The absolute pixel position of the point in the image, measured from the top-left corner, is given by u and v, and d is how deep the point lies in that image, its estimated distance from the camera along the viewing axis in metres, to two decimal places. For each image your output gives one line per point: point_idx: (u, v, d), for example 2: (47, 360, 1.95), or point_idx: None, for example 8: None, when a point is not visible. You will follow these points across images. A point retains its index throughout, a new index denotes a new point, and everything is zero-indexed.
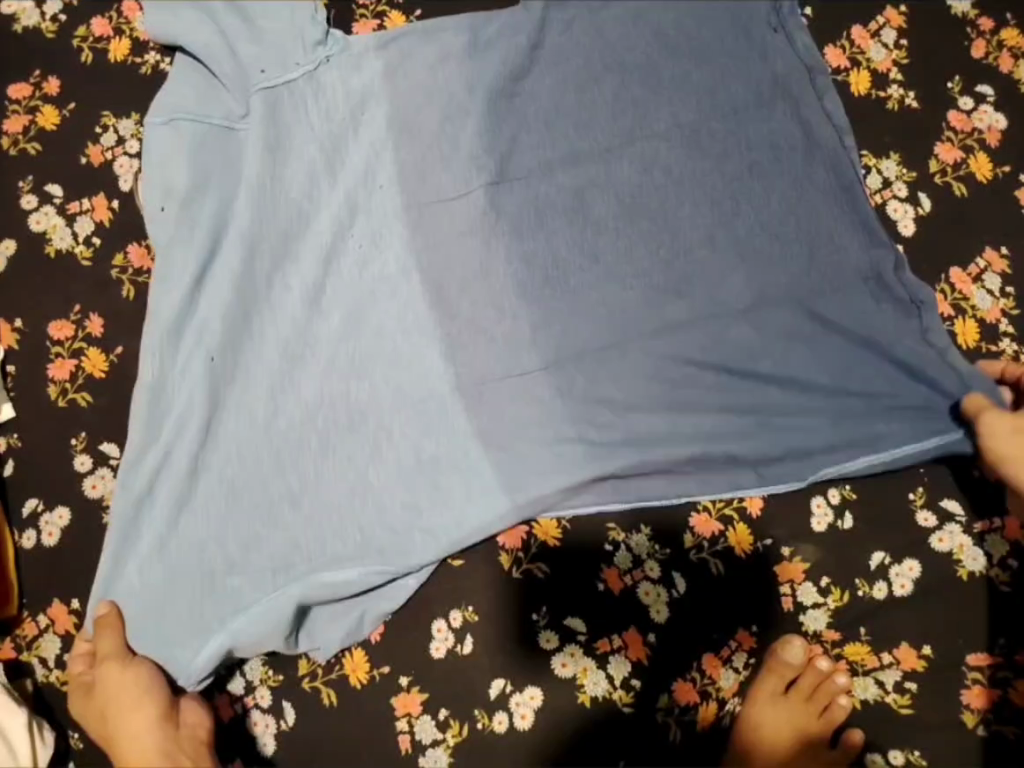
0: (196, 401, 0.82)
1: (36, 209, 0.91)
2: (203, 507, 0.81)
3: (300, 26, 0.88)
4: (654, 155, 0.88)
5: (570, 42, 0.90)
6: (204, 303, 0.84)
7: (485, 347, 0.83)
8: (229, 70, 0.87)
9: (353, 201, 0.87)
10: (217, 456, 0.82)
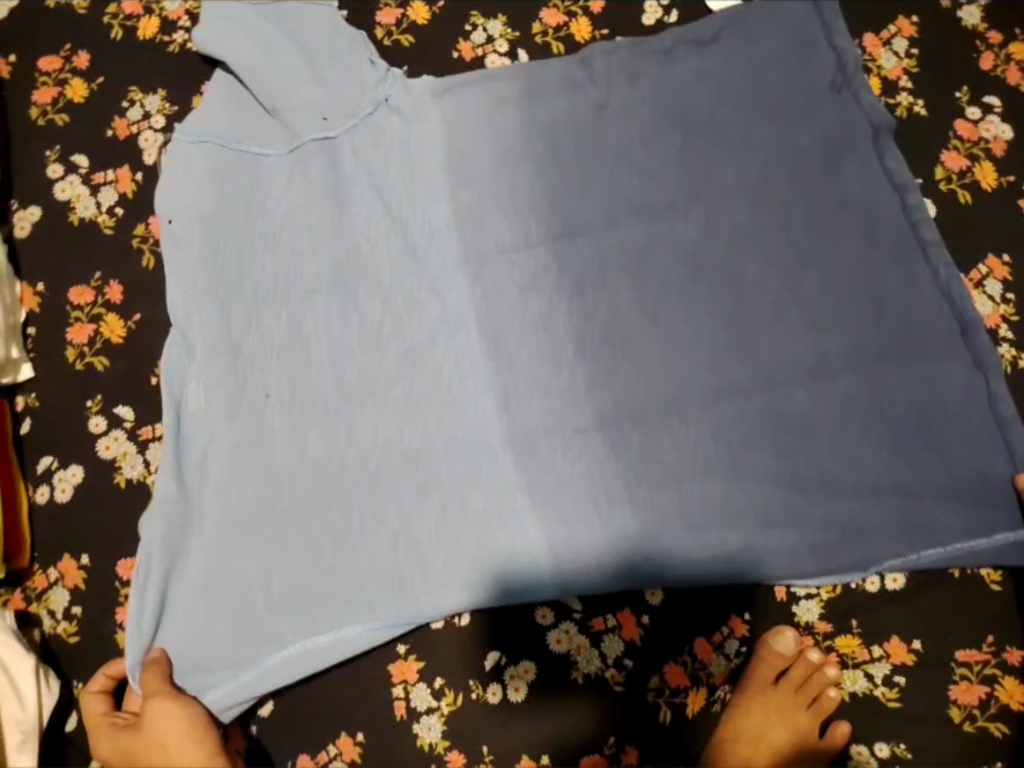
0: (219, 417, 0.84)
1: (62, 178, 0.94)
2: (230, 526, 0.81)
3: (358, 72, 0.94)
4: (664, 171, 0.91)
5: (591, 66, 0.95)
6: (230, 323, 0.87)
7: (507, 349, 0.86)
8: (294, 103, 0.92)
9: (414, 241, 0.90)
10: (235, 472, 0.82)
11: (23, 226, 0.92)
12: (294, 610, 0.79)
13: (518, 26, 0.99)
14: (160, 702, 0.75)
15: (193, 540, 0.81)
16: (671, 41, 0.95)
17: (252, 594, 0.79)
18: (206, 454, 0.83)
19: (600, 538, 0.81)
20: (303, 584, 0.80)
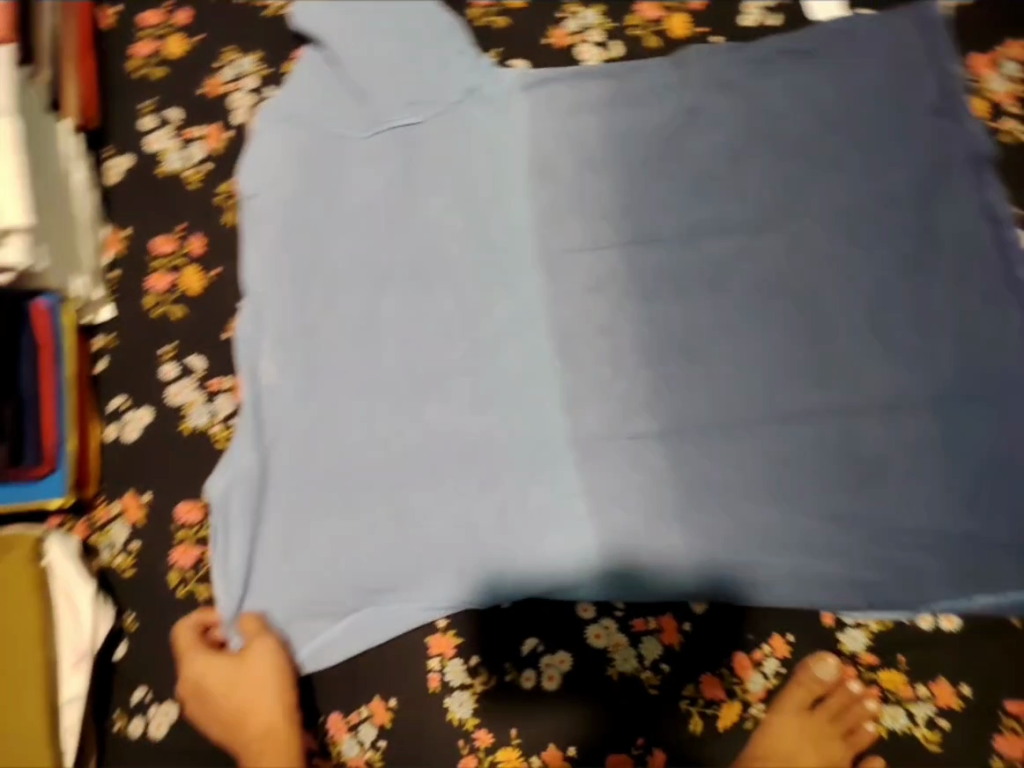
0: (290, 399, 0.85)
1: (153, 130, 0.95)
2: (295, 505, 0.83)
3: (449, 58, 0.91)
4: (751, 186, 0.88)
5: (683, 71, 0.91)
6: (306, 304, 0.88)
7: (576, 343, 0.85)
8: (384, 91, 0.91)
9: (489, 238, 0.88)
10: (303, 453, 0.84)
11: (113, 175, 0.94)
12: (347, 589, 0.81)
13: (615, 17, 0.96)
14: (267, 646, 0.79)
15: (258, 515, 0.83)
16: (773, 45, 0.91)
17: (307, 569, 0.82)
18: (276, 433, 0.85)
19: (652, 556, 0.80)
20: (359, 564, 0.81)
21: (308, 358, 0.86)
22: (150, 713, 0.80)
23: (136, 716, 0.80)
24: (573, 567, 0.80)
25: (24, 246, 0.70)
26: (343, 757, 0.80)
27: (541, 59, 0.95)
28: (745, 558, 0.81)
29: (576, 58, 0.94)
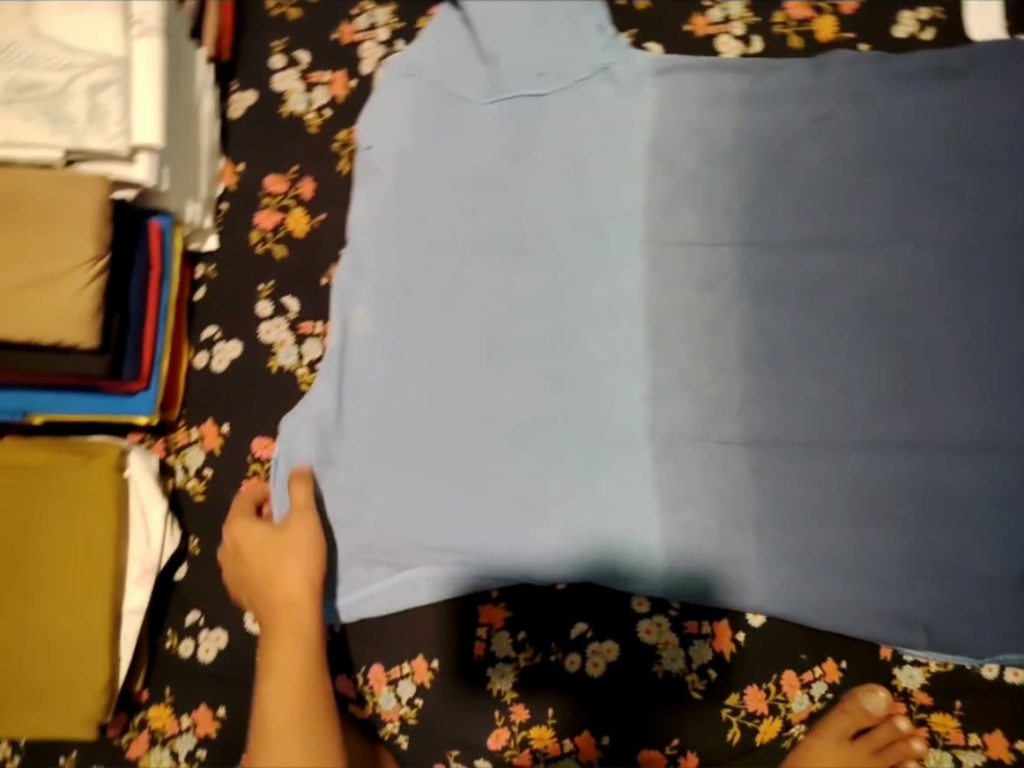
0: (378, 350, 0.86)
1: (282, 70, 0.95)
2: (370, 455, 0.84)
3: (583, 34, 0.90)
4: (874, 203, 0.85)
5: (823, 75, 0.88)
6: (404, 258, 0.88)
7: (669, 336, 0.85)
8: (513, 59, 0.90)
9: (596, 220, 0.88)
10: (383, 405, 0.85)
11: (236, 110, 0.95)
12: (414, 546, 0.81)
13: (760, 12, 0.93)
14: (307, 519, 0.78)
15: (333, 459, 0.84)
16: (920, 59, 0.87)
17: (373, 526, 0.82)
18: (360, 380, 0.85)
19: (717, 560, 0.80)
20: (424, 524, 0.81)
21: (401, 313, 0.87)
22: (202, 637, 0.81)
23: (187, 637, 0.81)
24: (635, 561, 0.80)
25: (151, 163, 0.73)
26: (379, 708, 0.81)
27: (676, 46, 0.93)
28: (807, 576, 0.79)
29: (715, 49, 0.92)
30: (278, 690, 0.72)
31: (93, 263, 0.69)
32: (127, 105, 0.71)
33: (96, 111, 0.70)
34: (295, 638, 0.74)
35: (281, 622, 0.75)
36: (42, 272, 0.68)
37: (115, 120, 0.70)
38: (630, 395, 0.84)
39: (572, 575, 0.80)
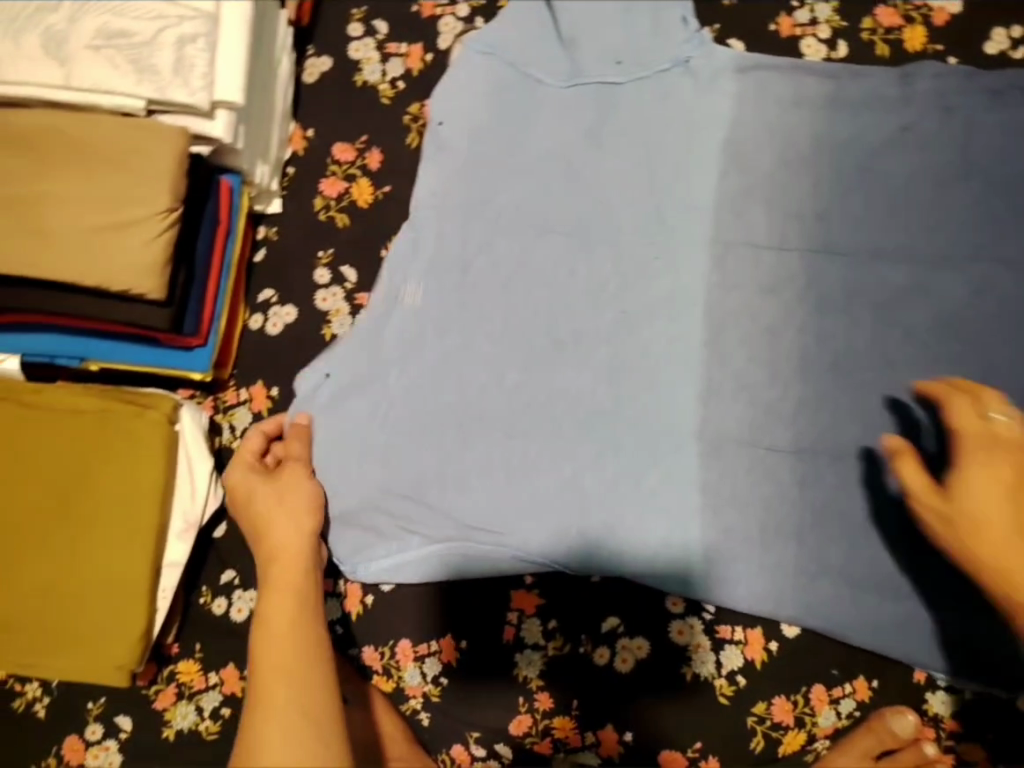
0: (425, 327, 0.85)
1: (359, 38, 0.95)
2: (413, 433, 0.83)
3: (667, 25, 0.90)
4: (949, 220, 0.85)
5: (912, 86, 0.87)
6: (463, 236, 0.88)
7: (726, 337, 0.84)
8: (594, 44, 0.90)
9: (662, 215, 0.87)
10: (430, 381, 0.84)
11: (312, 74, 0.95)
12: (447, 528, 0.81)
13: (849, 15, 0.91)
14: (299, 467, 0.80)
15: (371, 430, 0.83)
16: (1008, 80, 0.86)
17: (405, 504, 0.82)
18: (408, 354, 0.85)
19: (757, 565, 0.79)
20: (460, 502, 0.81)
21: (456, 290, 0.86)
22: (235, 596, 0.81)
23: (221, 596, 0.81)
24: (675, 561, 0.79)
25: (228, 121, 0.74)
26: (403, 683, 0.82)
27: (759, 44, 0.91)
28: (845, 589, 0.78)
29: (799, 51, 0.90)
30: (270, 637, 0.67)
31: (165, 216, 0.69)
32: (212, 60, 0.72)
33: (181, 63, 0.70)
34: (288, 596, 0.70)
35: (273, 573, 0.72)
36: (115, 220, 0.68)
37: (199, 75, 0.71)
38: (681, 393, 0.83)
39: (607, 571, 0.79)
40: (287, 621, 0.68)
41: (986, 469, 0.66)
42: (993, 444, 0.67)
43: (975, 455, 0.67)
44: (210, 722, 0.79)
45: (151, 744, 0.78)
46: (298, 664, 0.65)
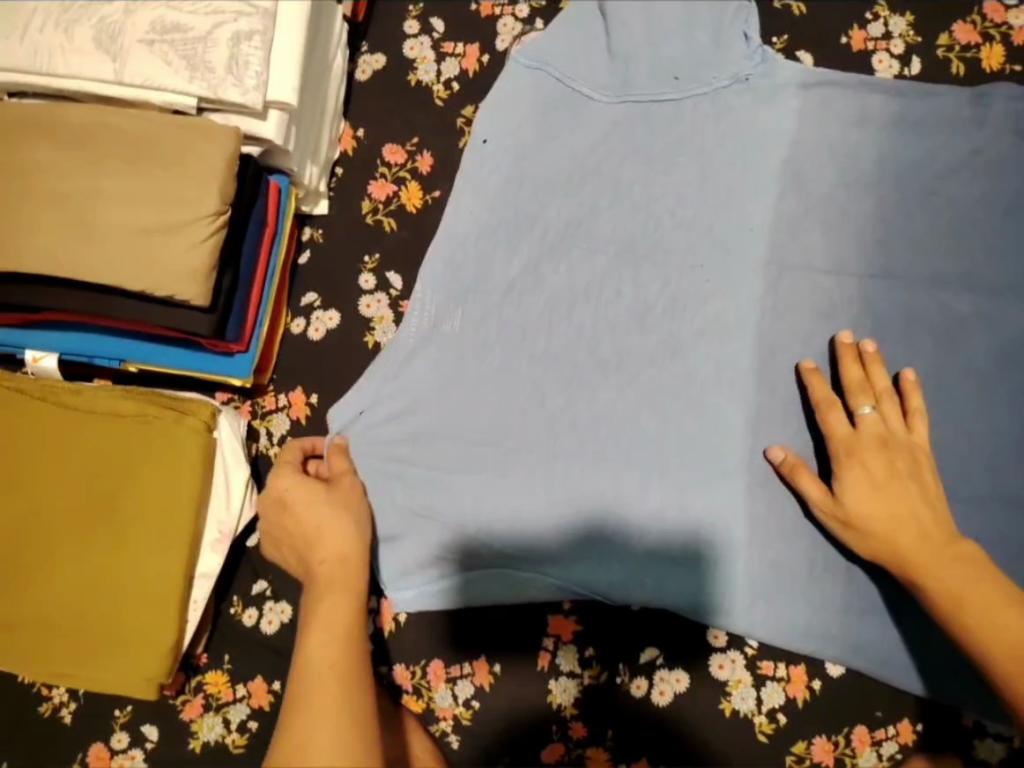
0: (473, 343, 0.84)
1: (414, 36, 0.92)
2: (455, 448, 0.81)
3: (726, 37, 0.86)
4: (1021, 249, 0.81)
5: (987, 107, 0.83)
6: (510, 251, 0.86)
7: (779, 363, 0.81)
8: (649, 56, 0.86)
9: (718, 234, 0.84)
10: (475, 400, 0.83)
11: (365, 72, 0.92)
12: (488, 545, 0.79)
13: (925, 30, 0.87)
14: (354, 486, 0.76)
15: (415, 446, 0.82)
16: None
17: (445, 521, 0.80)
18: (456, 372, 0.83)
19: (803, 600, 0.77)
20: (502, 519, 0.79)
21: (502, 306, 0.85)
22: (266, 608, 0.80)
23: (252, 607, 0.80)
24: (718, 594, 0.77)
25: (281, 122, 0.71)
26: (434, 704, 0.80)
27: (828, 58, 0.88)
28: (893, 628, 0.76)
29: (869, 66, 0.87)
30: (322, 648, 0.62)
31: (212, 220, 0.67)
32: (267, 58, 0.69)
33: (236, 61, 0.68)
34: (333, 634, 0.64)
35: (322, 586, 0.68)
36: (161, 222, 0.66)
37: (253, 74, 0.68)
38: (731, 418, 0.80)
39: (647, 599, 0.78)
40: (345, 632, 0.64)
41: (862, 468, 0.74)
42: (867, 443, 0.75)
43: (852, 461, 0.75)
44: (236, 736, 0.77)
45: (177, 754, 0.77)
46: (336, 714, 0.58)
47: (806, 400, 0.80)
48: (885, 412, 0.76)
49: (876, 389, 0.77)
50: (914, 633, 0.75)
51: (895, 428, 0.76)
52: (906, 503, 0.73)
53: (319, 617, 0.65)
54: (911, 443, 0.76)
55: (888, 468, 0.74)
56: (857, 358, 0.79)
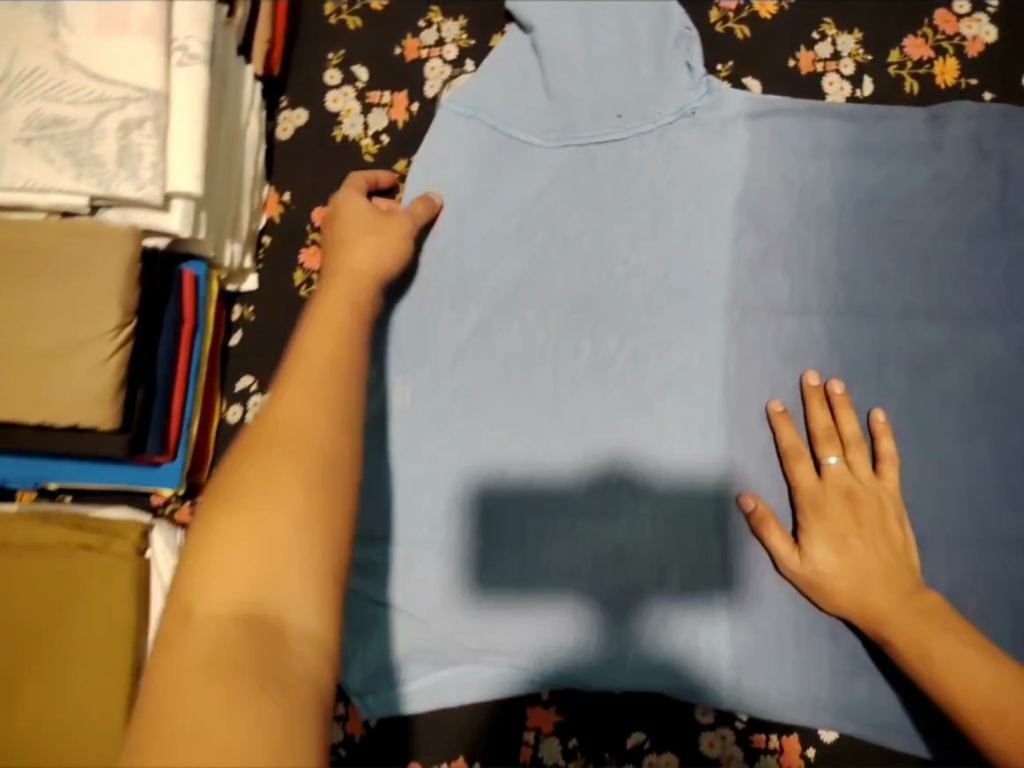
0: (423, 418, 0.78)
1: (337, 86, 0.85)
2: (416, 537, 0.76)
3: (668, 70, 0.80)
4: (992, 274, 0.76)
5: (944, 129, 0.79)
6: (456, 315, 0.80)
7: (749, 415, 0.76)
8: (588, 94, 0.81)
9: (674, 281, 0.79)
10: (432, 482, 0.77)
11: (285, 129, 0.85)
12: (461, 641, 0.74)
13: (876, 48, 0.83)
14: (407, 225, 0.75)
15: (374, 536, 0.77)
16: None
17: (411, 610, 0.75)
18: (408, 454, 0.78)
19: (792, 668, 0.73)
20: (473, 609, 0.74)
21: (451, 375, 0.79)
22: None
23: None
24: (703, 671, 0.72)
25: (187, 212, 0.65)
26: None
27: (777, 84, 0.83)
28: (884, 690, 0.72)
29: (820, 90, 0.82)
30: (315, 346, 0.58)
31: (115, 335, 0.61)
32: (163, 145, 0.62)
33: (127, 153, 0.61)
34: (331, 331, 0.60)
35: (334, 287, 0.65)
36: (61, 344, 0.60)
37: (149, 165, 0.61)
38: (704, 478, 0.75)
39: (631, 683, 0.73)
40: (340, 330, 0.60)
41: (826, 522, 0.71)
42: (832, 494, 0.72)
43: (817, 515, 0.72)
44: None
45: None
46: (314, 391, 0.54)
47: (774, 447, 0.75)
48: (853, 462, 0.73)
49: (843, 436, 0.74)
50: (908, 694, 0.72)
51: (864, 478, 0.72)
52: (873, 556, 0.70)
53: (319, 314, 0.61)
54: (879, 490, 0.72)
55: (855, 523, 0.71)
56: (825, 402, 0.75)
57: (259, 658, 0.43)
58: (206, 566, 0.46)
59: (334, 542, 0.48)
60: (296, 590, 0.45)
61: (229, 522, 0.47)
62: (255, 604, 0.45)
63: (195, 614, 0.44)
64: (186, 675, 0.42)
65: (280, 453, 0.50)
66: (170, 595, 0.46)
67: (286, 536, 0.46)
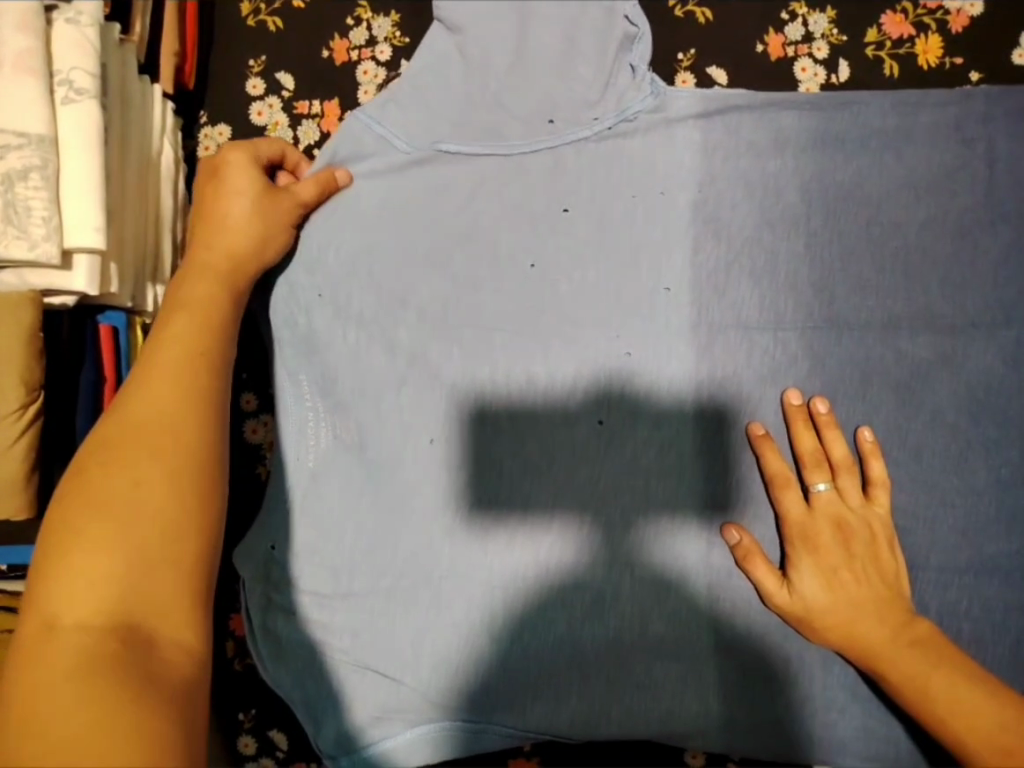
0: (374, 461, 0.72)
1: (261, 97, 0.78)
2: (377, 593, 0.70)
3: (612, 68, 0.74)
4: (979, 274, 0.71)
5: (924, 114, 0.73)
6: (404, 345, 0.72)
7: (725, 441, 0.70)
8: (530, 97, 0.74)
9: (636, 297, 0.72)
10: (386, 531, 0.71)
11: (208, 148, 0.77)
12: (437, 704, 0.69)
13: (850, 28, 0.78)
14: (284, 208, 0.69)
15: (332, 591, 0.70)
16: None
17: (378, 664, 0.69)
18: (361, 502, 0.71)
19: (785, 710, 0.68)
20: (444, 671, 0.69)
21: (398, 413, 0.72)
22: None
23: None
24: (690, 719, 0.68)
25: (93, 268, 0.58)
26: None
27: (742, 73, 0.78)
28: (882, 725, 0.68)
29: (792, 77, 0.77)
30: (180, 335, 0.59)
31: (20, 414, 0.57)
32: (54, 196, 0.55)
33: (13, 208, 0.54)
34: (202, 322, 0.60)
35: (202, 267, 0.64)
36: None
37: (40, 221, 0.55)
38: (681, 514, 0.70)
39: (614, 735, 0.69)
40: (210, 317, 0.61)
41: (816, 555, 0.67)
42: (820, 524, 0.68)
43: (806, 547, 0.67)
44: None
45: None
46: (180, 383, 0.55)
47: (759, 474, 0.70)
48: (843, 487, 0.68)
49: (832, 461, 0.69)
50: (905, 727, 0.68)
51: (854, 505, 0.68)
52: (863, 591, 0.66)
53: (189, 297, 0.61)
54: (870, 518, 0.68)
55: (846, 556, 0.67)
56: (809, 421, 0.69)
57: (135, 667, 0.41)
58: (69, 576, 0.44)
59: (197, 540, 0.49)
60: (167, 598, 0.46)
61: (95, 523, 0.46)
62: (128, 611, 0.44)
63: (63, 624, 0.42)
64: (56, 690, 0.39)
65: (146, 460, 0.50)
66: (24, 609, 0.43)
67: (155, 542, 0.47)
